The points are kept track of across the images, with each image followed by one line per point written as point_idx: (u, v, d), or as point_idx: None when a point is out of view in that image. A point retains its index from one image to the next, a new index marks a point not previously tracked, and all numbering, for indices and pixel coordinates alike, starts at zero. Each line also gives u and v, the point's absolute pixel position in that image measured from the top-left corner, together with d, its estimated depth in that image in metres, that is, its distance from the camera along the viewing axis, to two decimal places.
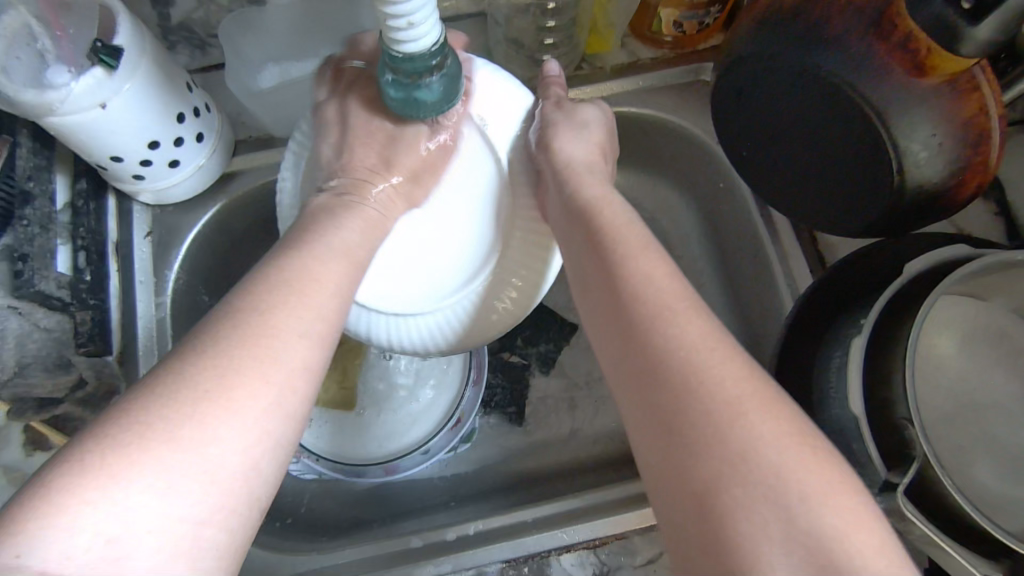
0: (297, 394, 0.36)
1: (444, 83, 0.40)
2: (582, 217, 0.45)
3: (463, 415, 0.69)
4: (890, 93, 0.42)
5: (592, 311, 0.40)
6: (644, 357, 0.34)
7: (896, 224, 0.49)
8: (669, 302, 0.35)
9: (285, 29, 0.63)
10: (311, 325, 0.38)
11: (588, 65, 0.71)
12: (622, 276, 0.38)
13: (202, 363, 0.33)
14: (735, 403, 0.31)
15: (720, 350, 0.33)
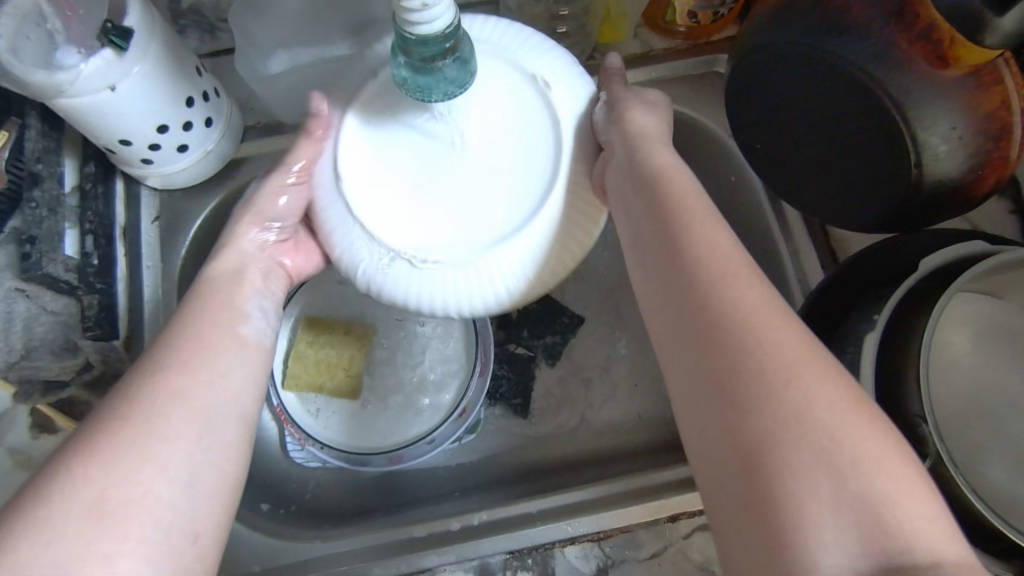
0: (197, 404, 0.39)
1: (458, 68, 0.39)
2: (641, 186, 0.44)
3: (468, 406, 0.69)
4: (910, 85, 0.42)
5: (645, 277, 0.41)
6: (707, 318, 0.35)
7: (912, 219, 0.48)
8: (730, 274, 0.37)
9: (295, 14, 0.63)
10: (210, 347, 0.42)
11: (599, 55, 0.70)
12: (680, 246, 0.39)
13: (114, 419, 0.37)
14: (795, 365, 0.32)
15: (777, 319, 0.34)
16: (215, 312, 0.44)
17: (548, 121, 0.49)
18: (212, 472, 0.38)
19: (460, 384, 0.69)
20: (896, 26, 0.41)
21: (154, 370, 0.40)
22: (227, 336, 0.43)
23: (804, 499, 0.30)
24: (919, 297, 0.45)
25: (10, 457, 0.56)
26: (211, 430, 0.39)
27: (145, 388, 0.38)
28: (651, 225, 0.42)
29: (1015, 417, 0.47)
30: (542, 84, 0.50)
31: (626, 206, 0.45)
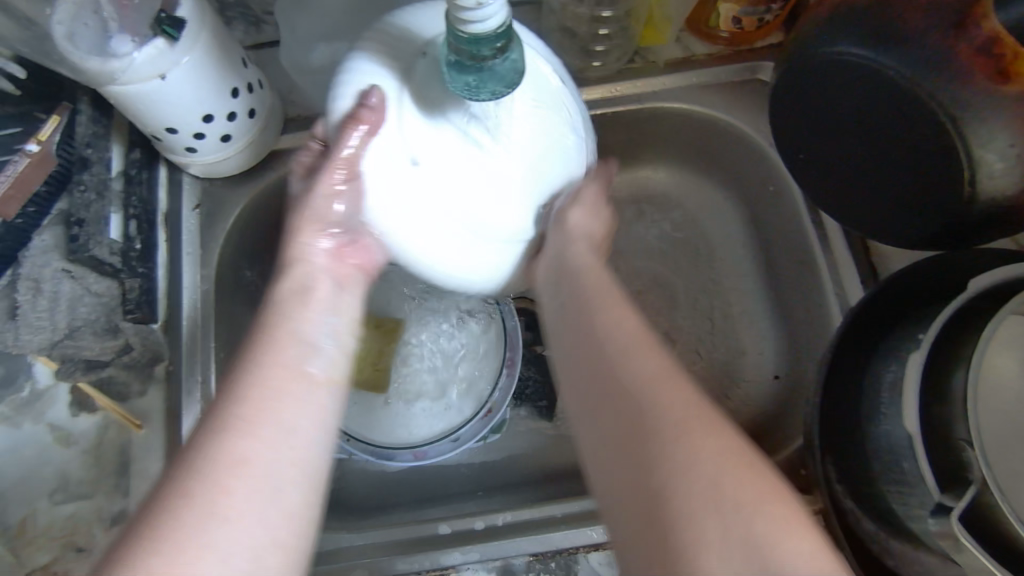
0: (257, 448, 0.35)
1: (507, 66, 0.39)
2: (565, 279, 0.47)
3: (494, 405, 0.69)
4: (967, 97, 0.40)
5: (563, 353, 0.42)
6: (609, 388, 0.37)
7: (961, 237, 0.47)
8: (630, 343, 0.39)
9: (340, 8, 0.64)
10: (272, 379, 0.38)
11: (640, 57, 0.70)
12: (594, 324, 0.41)
13: (167, 503, 0.33)
14: (689, 422, 0.34)
15: (675, 381, 0.36)
16: (273, 359, 0.39)
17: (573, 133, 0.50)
18: (273, 556, 0.34)
19: (486, 384, 0.70)
20: (955, 38, 0.40)
21: (208, 434, 0.35)
22: (287, 386, 0.38)
23: (700, 549, 0.32)
24: (967, 319, 0.44)
25: (50, 433, 0.57)
26: (274, 506, 0.35)
27: (200, 459, 0.34)
28: (569, 313, 0.44)
29: None
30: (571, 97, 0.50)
31: (550, 292, 0.48)
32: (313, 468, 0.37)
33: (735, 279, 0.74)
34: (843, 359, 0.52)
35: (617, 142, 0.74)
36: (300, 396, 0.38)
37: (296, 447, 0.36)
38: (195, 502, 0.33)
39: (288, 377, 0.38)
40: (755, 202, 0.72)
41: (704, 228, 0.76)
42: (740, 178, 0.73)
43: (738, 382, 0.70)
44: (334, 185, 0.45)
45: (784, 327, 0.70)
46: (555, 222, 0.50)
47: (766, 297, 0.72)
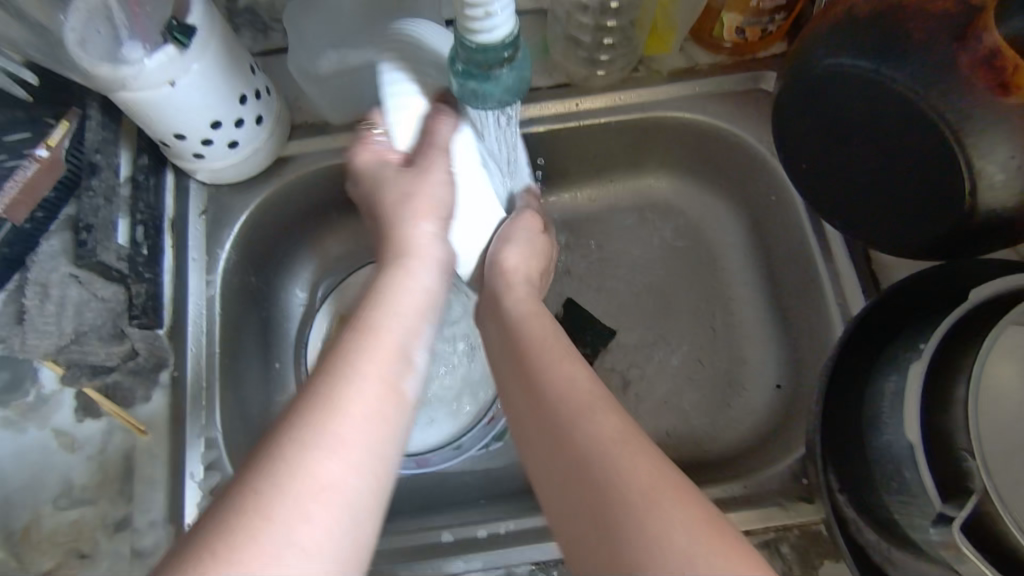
0: (351, 469, 0.37)
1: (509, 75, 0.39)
2: (511, 338, 0.51)
3: (494, 415, 0.72)
4: (968, 109, 0.41)
5: (519, 405, 0.45)
6: (557, 451, 0.40)
7: (962, 247, 0.48)
8: (586, 403, 0.42)
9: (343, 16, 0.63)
10: (367, 400, 0.40)
11: (644, 67, 0.71)
12: (541, 385, 0.44)
13: (253, 511, 0.34)
14: (639, 491, 0.36)
15: (631, 443, 0.39)
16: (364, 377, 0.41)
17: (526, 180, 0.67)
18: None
19: (493, 391, 0.72)
20: (958, 50, 0.41)
21: (298, 445, 0.37)
22: (373, 407, 0.40)
23: None
24: (968, 328, 0.45)
25: (55, 438, 0.57)
26: (353, 528, 0.36)
27: (288, 471, 0.36)
28: (517, 373, 0.47)
29: None
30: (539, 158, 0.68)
31: (497, 348, 0.52)
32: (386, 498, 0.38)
33: (736, 287, 0.75)
34: (844, 367, 0.52)
35: (618, 150, 0.75)
36: (382, 425, 0.40)
37: (375, 472, 0.38)
38: (278, 518, 0.34)
39: (376, 399, 0.40)
40: (758, 212, 0.73)
41: (706, 237, 0.77)
42: (739, 186, 0.74)
43: (740, 391, 0.71)
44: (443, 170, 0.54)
45: (785, 336, 0.70)
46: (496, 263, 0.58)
47: (765, 305, 0.73)
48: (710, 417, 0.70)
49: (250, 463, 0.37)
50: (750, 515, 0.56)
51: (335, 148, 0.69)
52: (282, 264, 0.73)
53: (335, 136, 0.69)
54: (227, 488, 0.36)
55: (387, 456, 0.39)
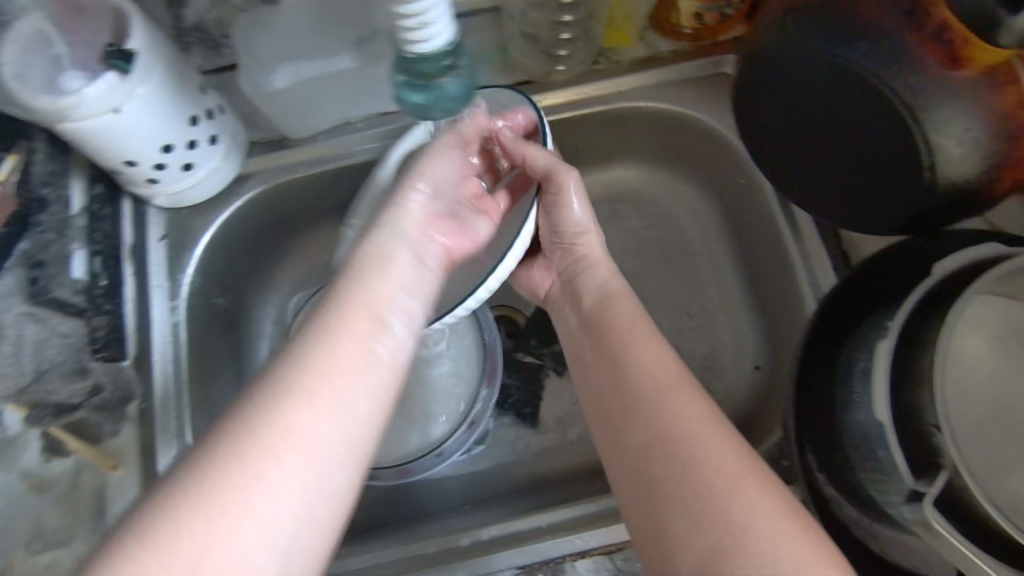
0: (312, 452, 0.36)
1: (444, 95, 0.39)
2: (590, 321, 0.52)
3: (478, 416, 0.70)
4: (924, 86, 0.41)
5: (596, 384, 0.47)
6: (639, 432, 0.42)
7: (928, 221, 0.47)
8: (669, 386, 0.43)
9: (300, 28, 0.64)
10: (332, 378, 0.39)
11: (605, 58, 0.70)
12: (626, 367, 0.45)
13: (224, 462, 0.34)
14: (721, 481, 0.37)
15: (715, 432, 0.40)
16: (341, 333, 0.41)
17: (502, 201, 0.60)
18: (308, 530, 0.35)
19: (469, 394, 0.70)
20: (910, 26, 0.40)
21: (271, 403, 0.37)
22: (346, 361, 0.40)
23: None
24: (931, 306, 0.44)
25: (21, 479, 0.54)
26: (313, 507, 0.36)
27: (245, 454, 0.35)
28: (597, 357, 0.48)
29: None
30: None
31: (577, 328, 0.52)
32: (362, 452, 0.38)
33: (714, 273, 0.74)
34: (819, 347, 0.52)
35: (586, 142, 0.74)
36: (354, 378, 0.40)
37: (347, 423, 0.38)
38: (247, 467, 0.34)
39: (352, 357, 0.40)
40: (727, 196, 0.72)
41: (678, 226, 0.76)
42: (707, 171, 0.73)
43: (720, 374, 0.70)
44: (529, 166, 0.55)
45: (762, 318, 0.70)
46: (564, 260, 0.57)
47: (742, 289, 0.72)
48: None
49: (213, 434, 0.36)
50: None
51: (294, 162, 0.67)
52: (252, 283, 0.72)
53: (294, 150, 0.67)
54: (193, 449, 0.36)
55: (359, 407, 0.39)
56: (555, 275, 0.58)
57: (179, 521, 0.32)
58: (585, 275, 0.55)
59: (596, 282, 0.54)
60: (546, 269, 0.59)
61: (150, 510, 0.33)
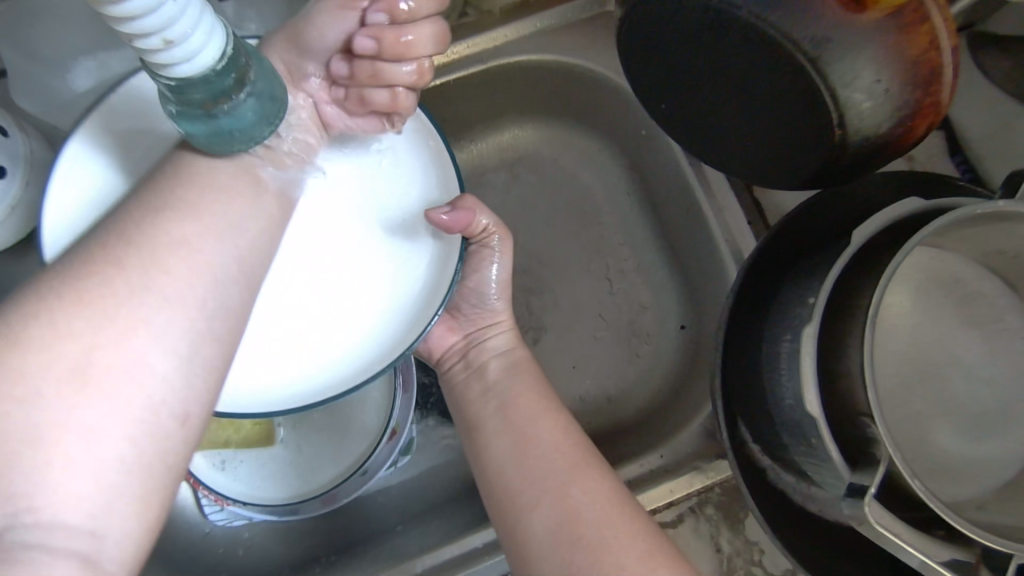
0: (202, 262, 0.33)
1: (203, 132, 0.31)
2: (495, 388, 0.49)
3: (399, 426, 0.63)
4: (823, 33, 0.35)
5: (502, 454, 0.45)
6: (552, 514, 0.40)
7: (838, 178, 0.43)
8: (576, 465, 0.43)
9: (82, 10, 0.50)
10: (218, 206, 0.36)
11: (473, 9, 0.61)
12: (534, 442, 0.44)
13: (106, 264, 0.31)
14: (634, 568, 0.38)
15: (621, 513, 0.40)
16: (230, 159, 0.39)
17: (367, 231, 0.48)
18: (207, 346, 0.32)
19: (385, 406, 0.64)
20: None
21: (150, 212, 0.34)
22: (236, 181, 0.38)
23: None
24: (855, 276, 0.39)
25: None
26: (212, 317, 0.33)
27: (127, 252, 0.32)
28: (504, 427, 0.46)
29: (954, 373, 0.44)
30: (377, 199, 0.49)
31: (479, 397, 0.50)
32: (254, 275, 0.36)
33: (625, 232, 0.68)
34: (741, 322, 0.48)
35: (468, 108, 0.65)
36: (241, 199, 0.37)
37: (239, 245, 0.36)
38: (136, 276, 0.31)
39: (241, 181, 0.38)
40: (630, 148, 0.66)
41: (584, 184, 0.69)
42: (605, 124, 0.67)
43: (645, 338, 0.66)
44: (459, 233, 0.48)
45: (682, 276, 0.65)
46: (466, 326, 0.54)
47: (657, 246, 0.67)
48: (618, 377, 0.65)
49: (90, 241, 0.33)
50: (671, 486, 0.53)
51: None
52: None
53: None
54: (73, 252, 0.32)
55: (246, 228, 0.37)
56: (459, 335, 0.54)
57: (66, 320, 0.29)
58: (489, 343, 0.53)
59: (501, 350, 0.52)
60: (452, 328, 0.54)
61: (29, 315, 0.29)
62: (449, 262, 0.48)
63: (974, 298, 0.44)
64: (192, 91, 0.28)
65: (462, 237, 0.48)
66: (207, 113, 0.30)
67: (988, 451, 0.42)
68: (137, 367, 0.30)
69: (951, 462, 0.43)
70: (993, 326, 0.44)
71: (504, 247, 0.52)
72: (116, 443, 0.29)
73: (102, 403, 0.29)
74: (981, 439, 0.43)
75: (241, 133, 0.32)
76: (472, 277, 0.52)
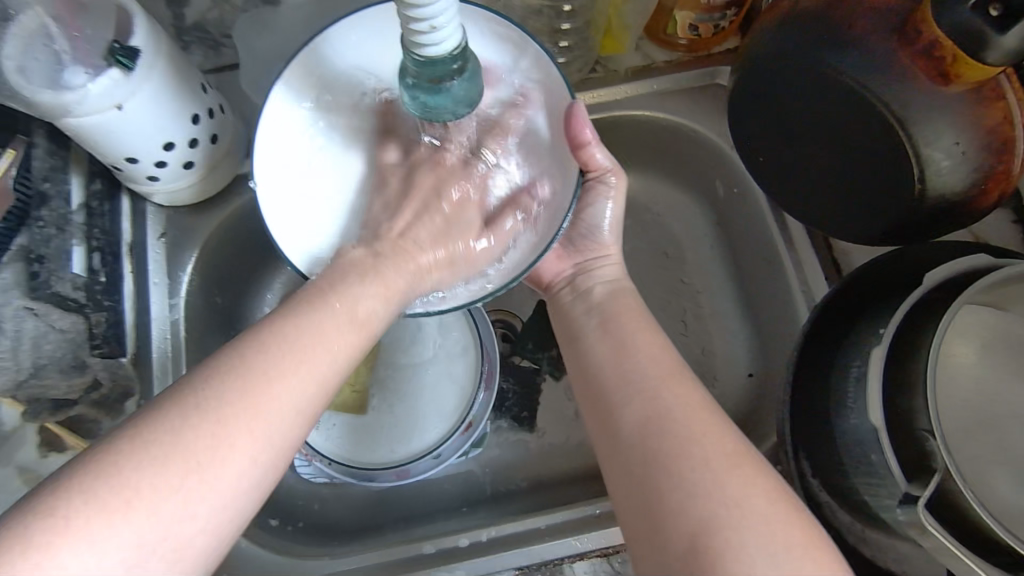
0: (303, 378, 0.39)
1: (424, 101, 0.40)
2: (597, 307, 0.56)
3: (474, 419, 0.69)
4: (911, 99, 0.42)
5: (598, 358, 0.51)
6: (642, 408, 0.46)
7: (915, 231, 0.49)
8: (671, 378, 0.47)
9: (298, 29, 0.66)
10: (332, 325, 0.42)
11: (602, 67, 0.71)
12: (632, 350, 0.50)
13: (258, 346, 0.39)
14: (718, 462, 0.42)
15: (712, 422, 0.45)
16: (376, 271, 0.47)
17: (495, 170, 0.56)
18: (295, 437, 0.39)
19: (467, 396, 0.70)
20: (899, 42, 0.42)
21: (274, 321, 0.41)
22: (368, 288, 0.46)
23: None
24: (927, 311, 0.44)
25: (19, 475, 0.56)
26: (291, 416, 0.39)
27: (250, 363, 0.38)
28: (603, 338, 0.52)
29: (1018, 429, 0.47)
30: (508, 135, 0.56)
31: (582, 314, 0.56)
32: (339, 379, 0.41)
33: (705, 280, 0.74)
34: (813, 352, 0.52)
35: None
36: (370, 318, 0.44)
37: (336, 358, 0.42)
38: (263, 373, 0.38)
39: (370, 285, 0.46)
40: (720, 204, 0.73)
41: (673, 233, 0.76)
42: (701, 178, 0.74)
43: (713, 380, 0.70)
44: (587, 150, 0.54)
45: (754, 325, 0.70)
46: (576, 248, 0.61)
47: (735, 296, 0.72)
48: None
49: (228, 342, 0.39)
50: None
51: None
52: (248, 283, 0.71)
53: None
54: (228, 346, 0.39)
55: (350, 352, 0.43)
56: (568, 264, 0.60)
57: (229, 394, 0.37)
58: (599, 272, 0.59)
59: (606, 278, 0.58)
60: (562, 257, 0.61)
61: (196, 385, 0.37)
62: (562, 198, 0.54)
63: None
64: (418, 69, 0.37)
65: (579, 167, 0.55)
66: (434, 89, 0.39)
67: None
68: (269, 421, 0.37)
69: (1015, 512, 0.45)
70: None
71: (618, 186, 0.59)
72: (211, 504, 0.35)
73: (242, 450, 0.37)
74: None
75: (448, 107, 0.41)
76: (587, 209, 0.60)
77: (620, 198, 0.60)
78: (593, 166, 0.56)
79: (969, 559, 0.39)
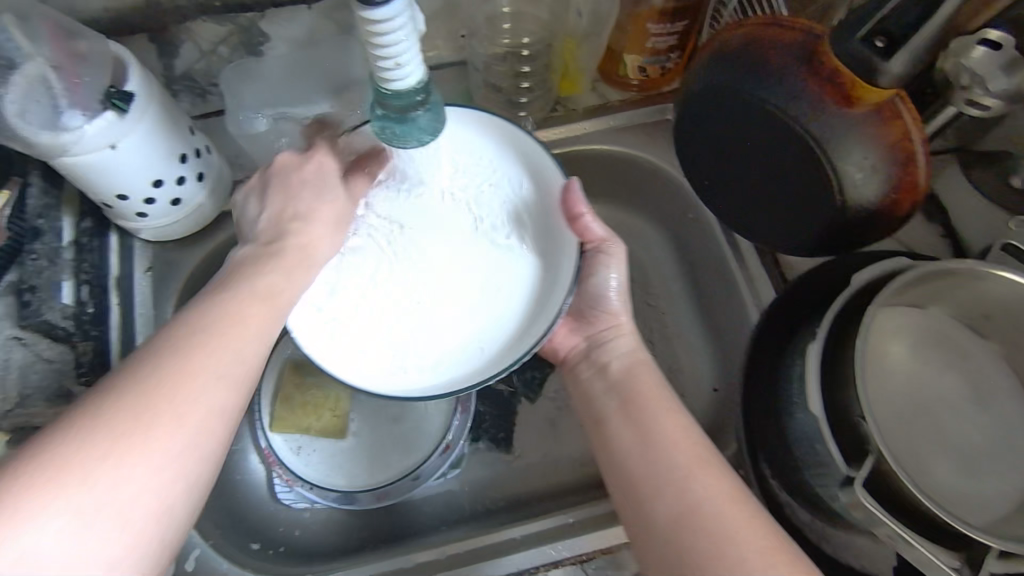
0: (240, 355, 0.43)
1: (393, 131, 0.45)
2: (616, 387, 0.55)
3: (451, 442, 0.71)
4: (824, 123, 0.48)
5: (625, 447, 0.50)
6: (672, 503, 0.45)
7: (840, 241, 0.54)
8: (695, 463, 0.47)
9: (279, 74, 0.71)
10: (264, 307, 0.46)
11: (561, 107, 0.77)
12: (657, 434, 0.49)
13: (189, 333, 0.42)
14: (754, 559, 0.41)
15: (742, 510, 0.44)
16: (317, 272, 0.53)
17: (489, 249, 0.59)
18: (186, 485, 0.39)
19: (443, 420, 0.72)
20: (808, 71, 0.48)
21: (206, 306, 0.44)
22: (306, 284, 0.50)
23: None
24: (851, 312, 0.49)
25: None
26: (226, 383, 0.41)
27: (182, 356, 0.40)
28: (626, 422, 0.52)
29: (950, 417, 0.51)
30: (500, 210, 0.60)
31: (602, 393, 0.56)
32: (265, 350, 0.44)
33: (669, 301, 0.79)
34: (759, 355, 0.57)
35: None
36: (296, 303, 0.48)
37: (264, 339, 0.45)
38: (190, 361, 0.40)
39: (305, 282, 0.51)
40: (679, 230, 0.78)
41: (637, 258, 0.81)
42: (660, 206, 0.79)
43: (681, 397, 0.74)
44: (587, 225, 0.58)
45: (716, 342, 0.74)
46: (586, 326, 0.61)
47: (696, 314, 0.77)
48: None
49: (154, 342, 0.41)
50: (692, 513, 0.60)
51: None
52: None
53: None
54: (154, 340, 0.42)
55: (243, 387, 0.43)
56: (580, 338, 0.62)
57: (168, 381, 0.39)
58: (612, 346, 0.59)
59: (623, 352, 0.58)
60: (572, 330, 0.62)
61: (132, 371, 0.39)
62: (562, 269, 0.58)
63: (968, 355, 0.53)
64: (385, 101, 0.42)
65: (578, 238, 0.58)
66: (401, 118, 0.44)
67: (983, 486, 0.49)
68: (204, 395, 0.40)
69: (954, 493, 0.49)
70: (983, 382, 0.52)
71: (618, 256, 0.60)
72: (177, 469, 0.38)
73: (192, 424, 0.39)
74: (976, 477, 0.49)
75: (412, 136, 0.46)
76: (593, 278, 0.60)
77: (622, 263, 0.60)
78: (590, 236, 0.59)
79: (912, 539, 0.42)
